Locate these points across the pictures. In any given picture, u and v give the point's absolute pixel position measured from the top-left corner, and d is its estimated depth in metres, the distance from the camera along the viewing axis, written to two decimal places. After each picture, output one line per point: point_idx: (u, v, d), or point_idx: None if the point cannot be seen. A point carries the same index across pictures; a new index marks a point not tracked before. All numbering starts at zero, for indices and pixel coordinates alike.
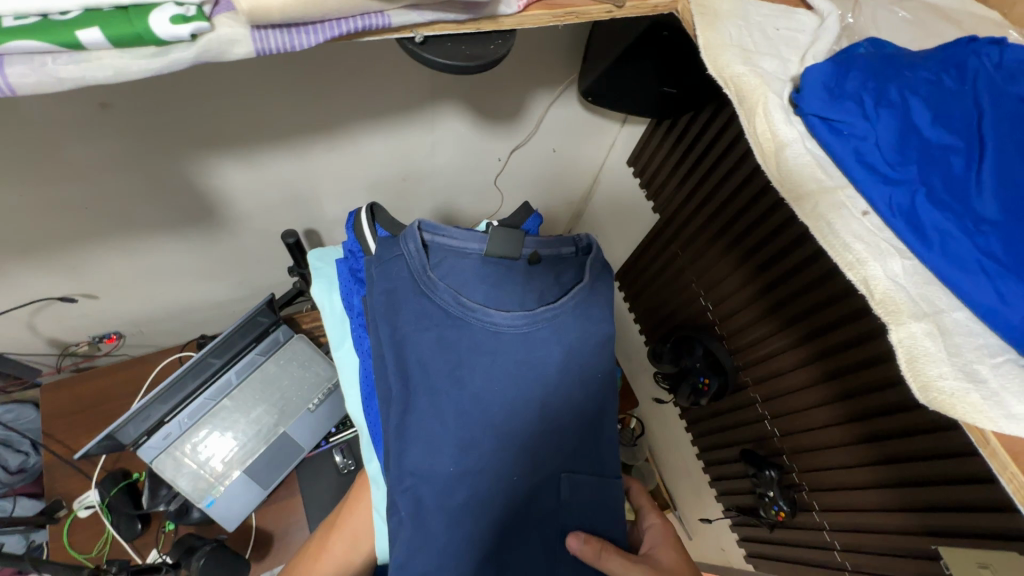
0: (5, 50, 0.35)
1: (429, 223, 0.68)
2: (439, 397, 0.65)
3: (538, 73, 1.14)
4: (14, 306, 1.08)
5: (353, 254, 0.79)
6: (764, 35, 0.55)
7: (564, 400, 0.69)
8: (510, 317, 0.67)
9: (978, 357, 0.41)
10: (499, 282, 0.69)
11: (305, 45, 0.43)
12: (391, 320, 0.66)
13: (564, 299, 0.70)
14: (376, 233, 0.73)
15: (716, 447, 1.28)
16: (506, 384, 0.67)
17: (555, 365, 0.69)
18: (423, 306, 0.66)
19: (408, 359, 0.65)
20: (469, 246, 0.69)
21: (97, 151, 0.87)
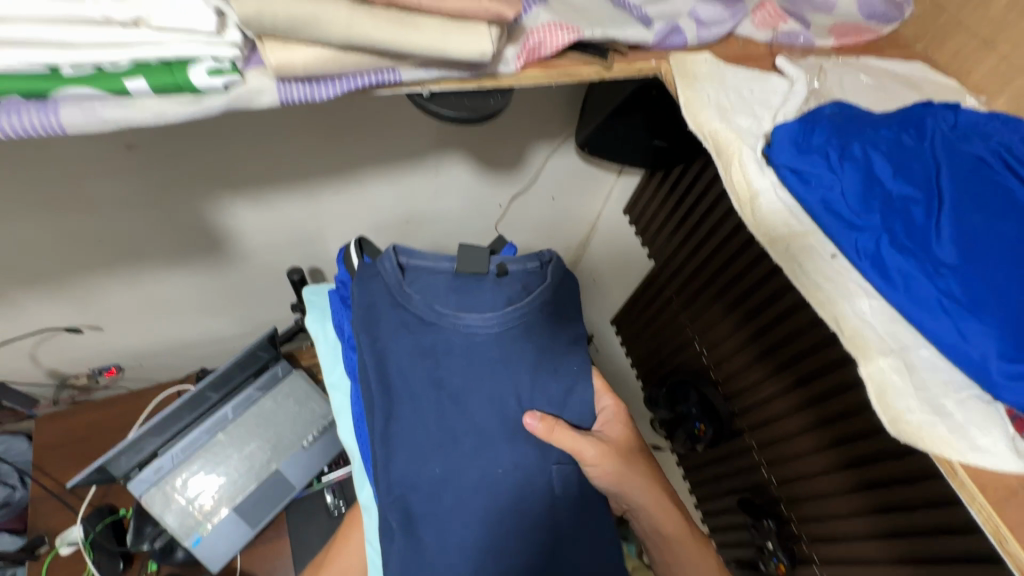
0: (62, 96, 0.40)
1: (404, 248, 0.72)
2: (420, 405, 0.66)
3: (538, 127, 1.21)
4: (20, 334, 1.10)
5: (343, 283, 0.83)
6: (740, 96, 0.61)
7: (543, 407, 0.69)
8: (480, 324, 0.69)
9: (945, 391, 0.45)
10: (470, 294, 0.71)
11: (325, 96, 0.47)
12: (373, 333, 0.69)
13: (531, 302, 0.71)
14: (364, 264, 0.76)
15: (712, 495, 1.26)
16: (482, 390, 0.68)
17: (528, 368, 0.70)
18: (402, 318, 0.69)
19: (390, 369, 0.68)
20: (441, 265, 0.72)
21: (118, 188, 0.93)
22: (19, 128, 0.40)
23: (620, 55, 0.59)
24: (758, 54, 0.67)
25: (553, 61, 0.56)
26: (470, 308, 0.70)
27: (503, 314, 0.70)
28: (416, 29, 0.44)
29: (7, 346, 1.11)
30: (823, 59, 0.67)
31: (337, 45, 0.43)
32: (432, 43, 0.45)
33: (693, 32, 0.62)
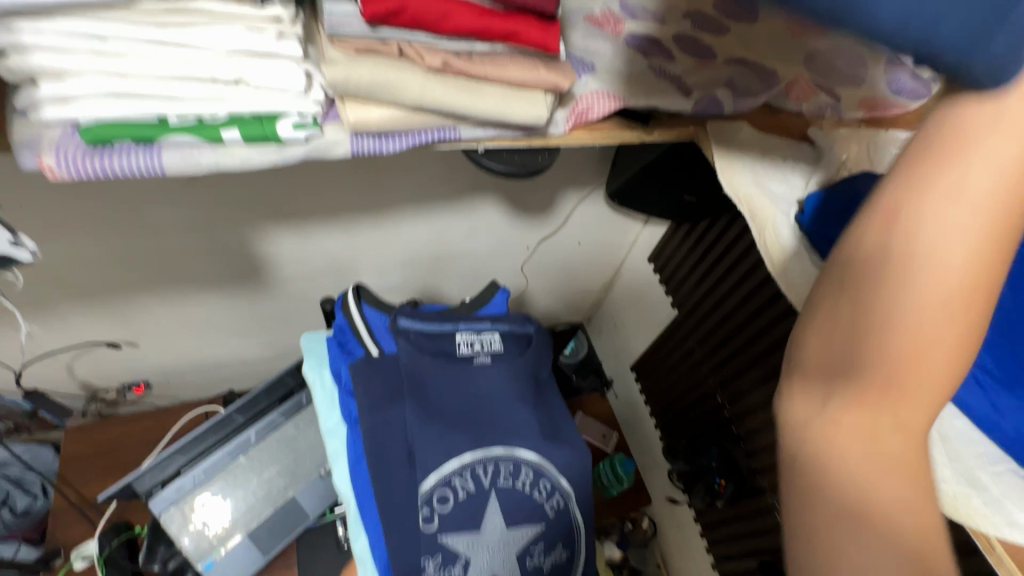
0: (166, 141, 0.46)
1: (405, 314, 0.78)
2: (457, 444, 0.72)
3: (571, 176, 1.27)
4: (62, 346, 1.16)
5: (341, 328, 0.81)
6: (767, 165, 0.68)
7: (557, 440, 0.80)
8: (495, 371, 0.78)
9: (979, 463, 0.46)
10: (481, 348, 0.79)
11: (391, 149, 0.52)
12: (394, 391, 0.73)
13: (526, 351, 0.83)
14: (361, 312, 0.78)
15: (734, 555, 1.23)
16: (512, 429, 0.76)
17: (536, 408, 0.80)
18: (420, 375, 0.74)
19: (416, 420, 0.71)
20: (445, 325, 0.79)
21: (174, 213, 0.99)
22: (127, 168, 0.45)
23: (659, 121, 0.66)
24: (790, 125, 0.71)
25: (597, 124, 0.62)
26: (482, 356, 0.79)
27: (513, 362, 0.81)
28: (481, 96, 0.49)
29: (48, 357, 1.16)
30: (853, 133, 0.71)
31: (409, 107, 0.48)
32: (493, 108, 0.49)
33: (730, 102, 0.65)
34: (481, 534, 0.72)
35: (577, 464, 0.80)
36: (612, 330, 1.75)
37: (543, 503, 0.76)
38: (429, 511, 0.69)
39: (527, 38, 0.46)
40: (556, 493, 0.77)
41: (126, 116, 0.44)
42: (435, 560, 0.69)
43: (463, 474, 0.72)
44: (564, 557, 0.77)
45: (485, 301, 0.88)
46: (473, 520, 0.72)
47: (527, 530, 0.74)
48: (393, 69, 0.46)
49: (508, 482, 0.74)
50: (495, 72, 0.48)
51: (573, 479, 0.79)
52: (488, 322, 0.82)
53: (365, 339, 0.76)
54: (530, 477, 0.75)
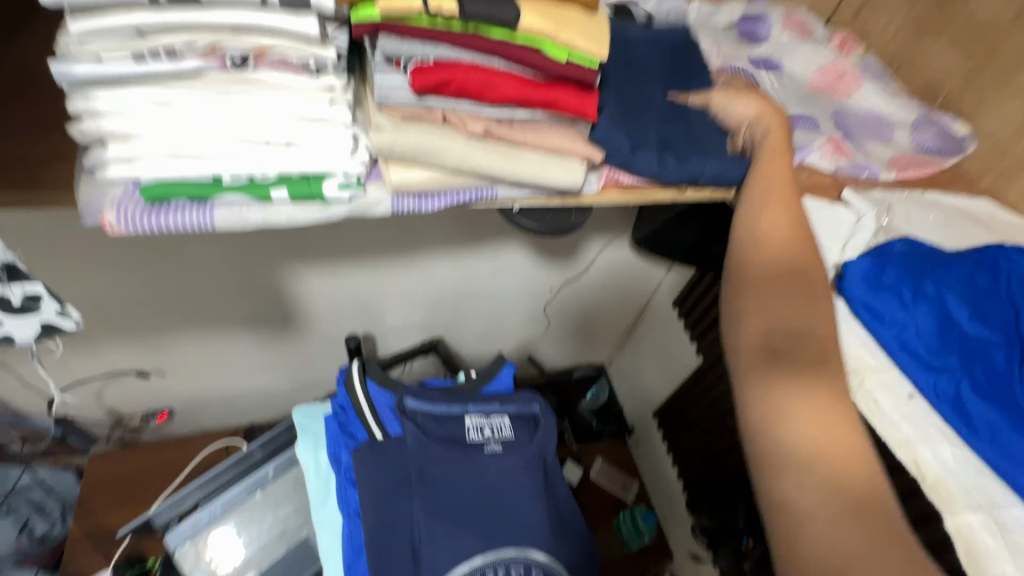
0: (219, 199, 0.47)
1: (412, 395, 0.80)
2: (465, 545, 0.72)
3: (596, 221, 1.28)
4: (94, 374, 1.19)
5: (343, 408, 0.84)
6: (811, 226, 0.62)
7: (565, 535, 0.79)
8: (507, 460, 0.77)
9: None
10: (491, 435, 0.79)
11: (430, 208, 0.53)
12: (400, 483, 0.74)
13: (537, 435, 0.81)
14: (366, 390, 0.81)
15: None
16: (523, 527, 0.74)
17: (546, 501, 0.78)
18: (428, 466, 0.75)
19: (424, 519, 0.72)
20: (455, 408, 0.81)
21: (212, 252, 1.02)
22: (178, 224, 0.47)
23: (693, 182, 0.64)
24: (824, 184, 0.70)
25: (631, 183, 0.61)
26: (493, 444, 0.78)
27: (524, 448, 0.79)
28: (519, 161, 0.50)
29: (78, 385, 1.19)
30: (887, 194, 0.70)
31: (448, 169, 0.50)
32: (531, 173, 0.50)
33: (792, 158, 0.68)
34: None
35: (581, 555, 0.79)
36: (634, 374, 1.72)
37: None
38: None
39: (565, 108, 0.49)
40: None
41: (185, 177, 0.46)
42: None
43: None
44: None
45: (492, 374, 0.89)
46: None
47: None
48: (435, 135, 0.47)
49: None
50: (533, 139, 0.50)
51: (582, 574, 0.78)
52: (496, 405, 0.83)
53: (371, 421, 0.79)
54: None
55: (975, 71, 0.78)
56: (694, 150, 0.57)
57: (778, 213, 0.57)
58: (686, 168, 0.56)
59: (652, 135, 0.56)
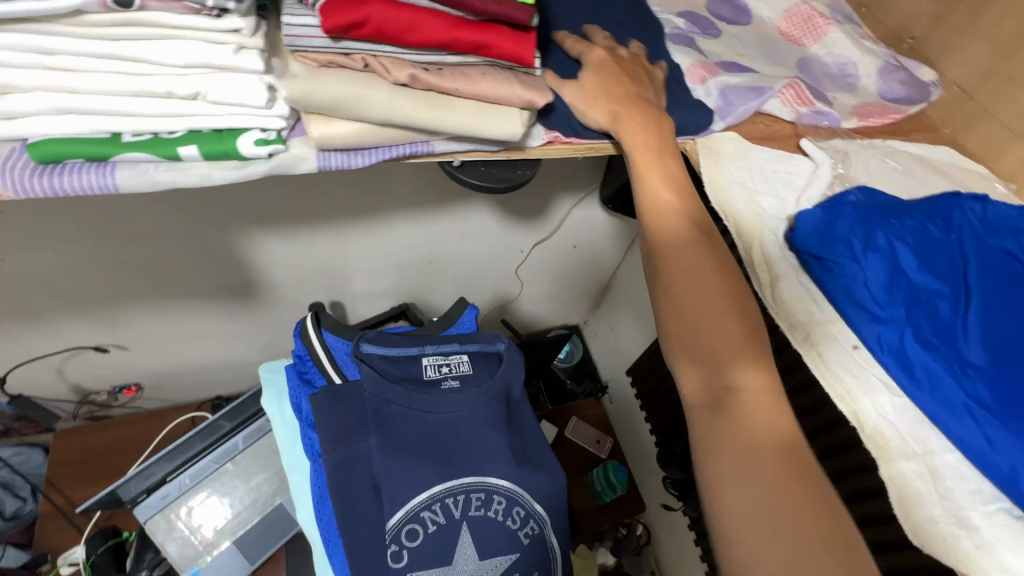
0: (120, 158, 0.43)
1: (370, 338, 0.67)
2: (423, 477, 0.61)
3: (564, 179, 1.25)
4: (50, 351, 1.13)
5: (300, 358, 0.71)
6: (763, 177, 0.61)
7: (532, 463, 0.67)
8: (466, 396, 0.65)
9: (971, 503, 0.43)
10: (449, 371, 0.68)
11: (361, 164, 0.50)
12: (355, 425, 0.62)
13: (499, 370, 0.69)
14: (322, 338, 0.69)
15: None
16: (483, 455, 0.64)
17: (509, 432, 0.67)
18: (384, 403, 0.63)
19: (380, 454, 0.61)
20: (411, 348, 0.69)
21: (160, 219, 0.97)
22: (75, 187, 0.42)
23: None
24: (784, 134, 0.67)
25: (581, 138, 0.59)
26: (451, 380, 0.67)
27: (484, 383, 0.67)
28: (451, 112, 0.46)
29: (35, 361, 1.14)
30: (847, 143, 0.68)
31: (375, 122, 0.46)
32: (465, 123, 0.47)
33: (754, 104, 0.64)
34: (453, 567, 0.62)
35: (554, 485, 0.68)
36: (608, 334, 1.72)
37: (517, 530, 0.64)
38: (397, 547, 0.60)
39: (499, 51, 0.45)
40: (530, 520, 0.65)
41: (81, 135, 0.42)
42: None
43: (431, 507, 0.61)
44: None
45: (454, 319, 0.78)
46: (444, 552, 0.62)
47: (499, 559, 0.63)
48: (358, 84, 0.43)
49: (479, 513, 0.63)
50: (465, 87, 0.46)
51: (552, 503, 0.68)
52: (456, 343, 0.72)
53: (327, 367, 0.67)
54: (503, 506, 0.64)
55: (943, 14, 0.76)
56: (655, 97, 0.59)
57: (663, 202, 0.57)
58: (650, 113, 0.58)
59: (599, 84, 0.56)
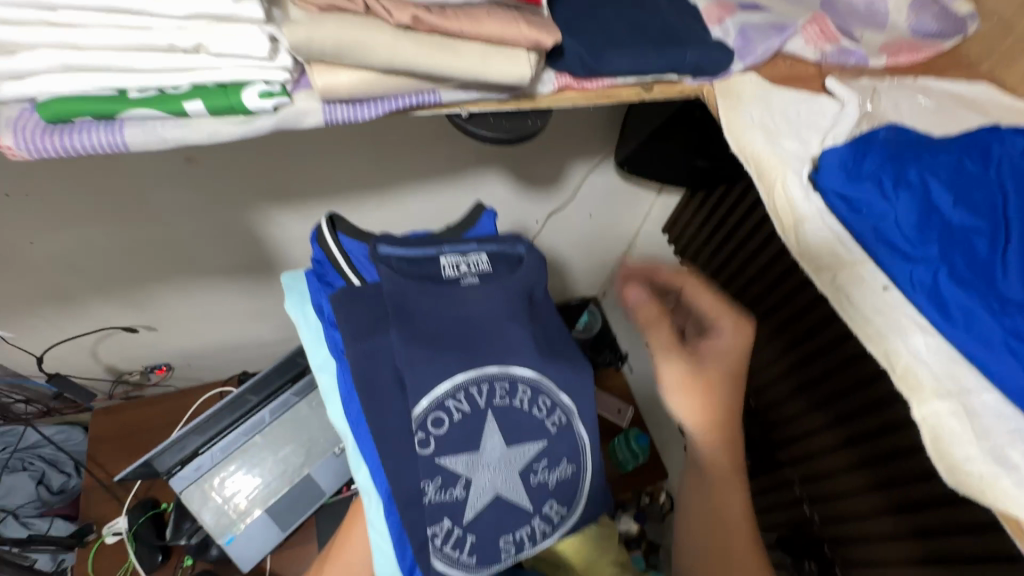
0: (127, 116, 0.43)
1: (386, 240, 0.63)
2: (447, 364, 0.57)
3: (578, 144, 1.22)
4: (82, 332, 1.15)
5: (319, 262, 0.67)
6: (785, 118, 0.58)
7: (558, 356, 0.63)
8: (487, 293, 0.62)
9: (1011, 441, 0.41)
10: (468, 269, 0.64)
11: (367, 117, 0.49)
12: (377, 319, 0.58)
13: (520, 269, 0.66)
14: (338, 241, 0.64)
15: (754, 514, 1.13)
16: (505, 346, 0.60)
17: (530, 324, 0.64)
18: (405, 298, 0.59)
19: (402, 346, 0.57)
20: (428, 248, 0.64)
21: (179, 196, 0.97)
22: (88, 146, 0.43)
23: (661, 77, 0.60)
24: (806, 75, 0.64)
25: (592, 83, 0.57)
26: (471, 278, 0.63)
27: (505, 282, 0.64)
28: (456, 54, 0.45)
29: (69, 343, 1.16)
30: (874, 81, 0.64)
31: (380, 69, 0.45)
32: (470, 67, 0.45)
33: (776, 41, 0.61)
34: (479, 456, 0.57)
35: (583, 378, 0.64)
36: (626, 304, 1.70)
37: (544, 420, 0.60)
38: (423, 435, 0.56)
39: None
40: (557, 410, 0.61)
41: (87, 93, 0.42)
42: (434, 483, 0.56)
43: (456, 395, 0.57)
44: (573, 473, 0.62)
45: (472, 222, 0.73)
46: (470, 440, 0.57)
47: (527, 448, 0.59)
48: (359, 27, 0.42)
49: (504, 402, 0.59)
50: (471, 28, 0.44)
51: (579, 395, 0.63)
52: (474, 243, 0.66)
53: (342, 265, 0.63)
54: (528, 394, 0.60)
55: None
56: (672, 41, 0.57)
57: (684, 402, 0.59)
58: (667, 55, 0.56)
59: (602, 35, 0.55)
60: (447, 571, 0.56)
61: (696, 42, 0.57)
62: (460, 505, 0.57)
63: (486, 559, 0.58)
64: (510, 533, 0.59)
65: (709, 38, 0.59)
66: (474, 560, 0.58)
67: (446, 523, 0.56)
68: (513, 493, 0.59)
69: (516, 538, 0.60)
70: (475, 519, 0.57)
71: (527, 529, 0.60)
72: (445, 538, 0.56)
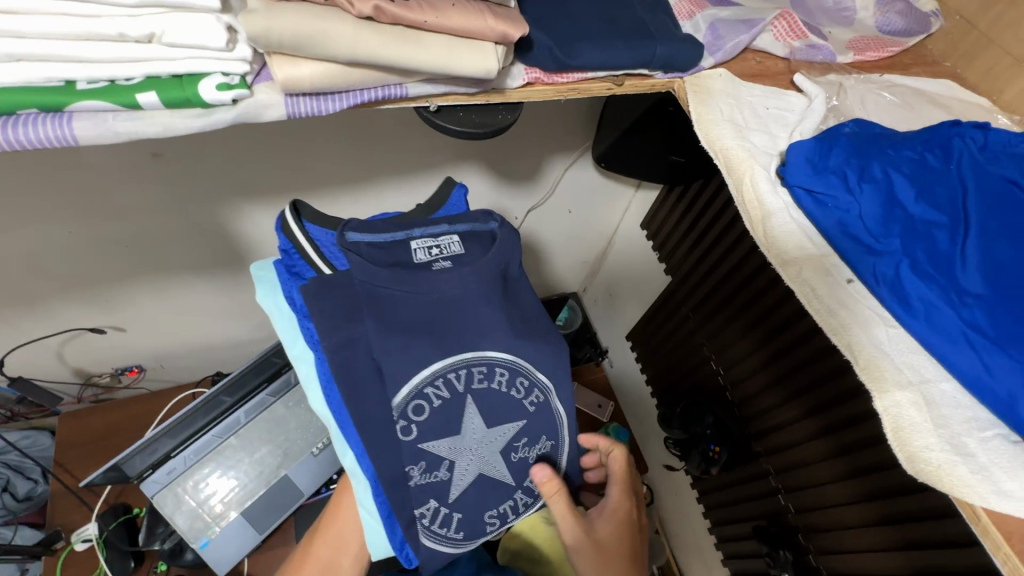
0: (76, 108, 0.41)
1: (353, 226, 0.59)
2: (423, 351, 0.55)
3: (556, 139, 1.21)
4: (46, 334, 1.11)
5: (287, 252, 0.63)
6: (754, 112, 0.59)
7: (535, 336, 0.61)
8: (460, 275, 0.59)
9: (967, 430, 0.42)
10: (440, 252, 0.60)
11: (331, 110, 0.48)
12: (348, 310, 0.54)
13: (494, 248, 0.63)
14: (303, 229, 0.61)
15: (732, 504, 1.16)
16: (481, 329, 0.58)
17: (506, 304, 0.61)
18: (377, 285, 0.56)
19: (377, 336, 0.54)
20: (397, 233, 0.61)
21: (145, 194, 0.94)
22: (35, 140, 0.41)
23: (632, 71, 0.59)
24: (776, 70, 0.65)
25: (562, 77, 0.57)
26: (443, 262, 0.59)
27: (480, 261, 0.61)
28: (422, 47, 0.44)
29: (32, 345, 1.12)
30: (843, 77, 0.65)
31: (343, 61, 0.44)
32: (435, 60, 0.45)
33: (746, 36, 0.61)
34: (461, 438, 0.56)
35: (560, 359, 0.62)
36: (606, 298, 1.71)
37: (522, 400, 0.59)
38: (406, 423, 0.54)
39: None
40: (534, 389, 0.60)
41: (33, 83, 0.40)
42: (418, 467, 0.54)
43: (435, 382, 0.55)
44: (551, 446, 0.63)
45: (442, 200, 0.71)
46: (451, 424, 0.56)
47: (508, 428, 0.59)
48: (319, 17, 0.41)
49: (483, 385, 0.57)
50: (435, 19, 0.44)
51: (557, 372, 0.62)
52: (444, 225, 0.64)
53: (313, 256, 0.60)
54: (506, 377, 0.58)
55: None
56: (643, 34, 0.57)
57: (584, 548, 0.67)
58: (638, 49, 0.55)
59: (572, 29, 0.55)
60: (436, 547, 0.57)
61: (667, 35, 0.57)
62: (445, 485, 0.56)
63: (473, 533, 0.59)
64: (494, 506, 0.60)
65: (680, 32, 0.59)
66: (462, 535, 0.58)
67: (433, 503, 0.56)
68: (494, 470, 0.59)
69: (500, 511, 0.61)
70: (460, 496, 0.57)
71: (509, 502, 0.61)
72: (433, 517, 0.56)
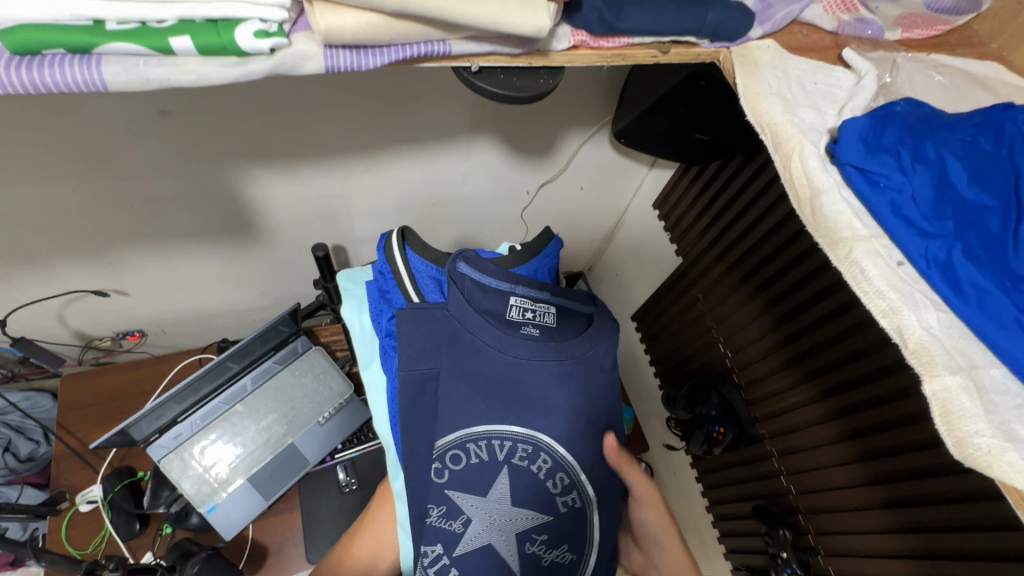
0: (104, 50, 0.39)
1: (465, 258, 0.70)
2: (475, 409, 0.67)
3: (576, 114, 1.18)
4: (49, 295, 1.09)
5: (383, 274, 0.77)
6: (802, 87, 0.57)
7: (590, 436, 0.70)
8: (542, 347, 0.70)
9: (1017, 417, 0.42)
10: (532, 318, 0.71)
11: (372, 65, 0.46)
12: (434, 343, 0.68)
13: (585, 337, 0.73)
14: (406, 259, 0.72)
15: (734, 484, 1.17)
16: (541, 408, 0.68)
17: (576, 391, 0.70)
18: (457, 333, 0.69)
19: (446, 380, 0.67)
20: (503, 283, 0.71)
21: (153, 153, 0.90)
22: (61, 82, 0.38)
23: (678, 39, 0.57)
24: (823, 45, 0.63)
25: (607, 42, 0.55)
26: (531, 328, 0.71)
27: (564, 342, 0.71)
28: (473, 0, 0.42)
29: (36, 305, 1.09)
30: (892, 53, 0.63)
31: (389, 12, 0.41)
32: (485, 15, 0.42)
33: (797, 8, 0.59)
34: (485, 501, 0.66)
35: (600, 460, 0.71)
36: (613, 279, 1.71)
37: (555, 496, 0.68)
38: (440, 464, 0.65)
39: None
40: (572, 491, 0.68)
41: (58, 21, 0.38)
42: (439, 508, 0.65)
43: (478, 441, 0.66)
44: (567, 560, 0.68)
45: (539, 248, 0.76)
46: (481, 484, 0.66)
47: (532, 516, 0.66)
48: None
49: (522, 462, 0.67)
50: None
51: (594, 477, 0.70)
52: (546, 293, 0.73)
53: (409, 285, 0.71)
54: (547, 466, 0.67)
55: None
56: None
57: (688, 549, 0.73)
58: (688, 15, 0.53)
59: None
60: None
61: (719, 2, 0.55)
62: (455, 536, 0.65)
63: None
64: None
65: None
66: None
67: (438, 547, 0.65)
68: (504, 547, 0.66)
69: None
70: (463, 554, 0.65)
71: None
72: (432, 560, 0.65)
